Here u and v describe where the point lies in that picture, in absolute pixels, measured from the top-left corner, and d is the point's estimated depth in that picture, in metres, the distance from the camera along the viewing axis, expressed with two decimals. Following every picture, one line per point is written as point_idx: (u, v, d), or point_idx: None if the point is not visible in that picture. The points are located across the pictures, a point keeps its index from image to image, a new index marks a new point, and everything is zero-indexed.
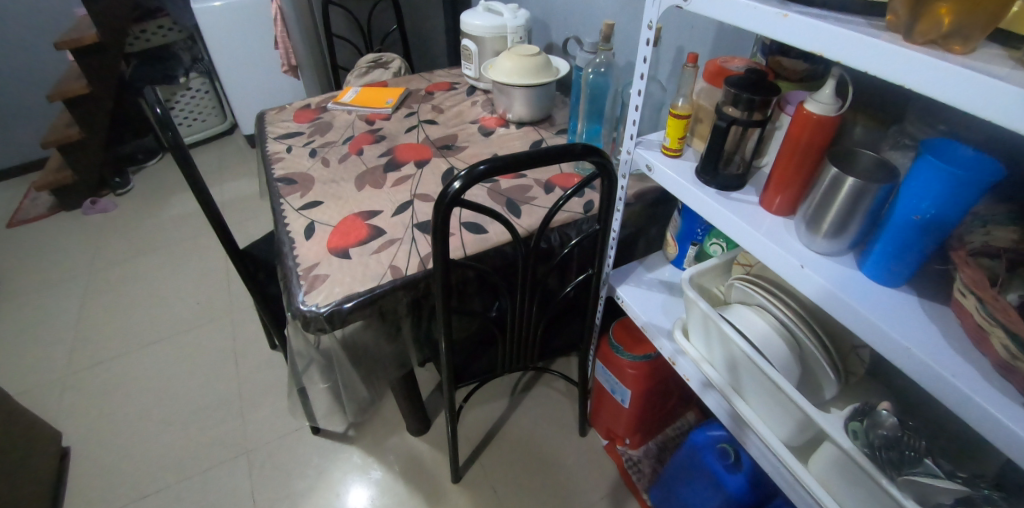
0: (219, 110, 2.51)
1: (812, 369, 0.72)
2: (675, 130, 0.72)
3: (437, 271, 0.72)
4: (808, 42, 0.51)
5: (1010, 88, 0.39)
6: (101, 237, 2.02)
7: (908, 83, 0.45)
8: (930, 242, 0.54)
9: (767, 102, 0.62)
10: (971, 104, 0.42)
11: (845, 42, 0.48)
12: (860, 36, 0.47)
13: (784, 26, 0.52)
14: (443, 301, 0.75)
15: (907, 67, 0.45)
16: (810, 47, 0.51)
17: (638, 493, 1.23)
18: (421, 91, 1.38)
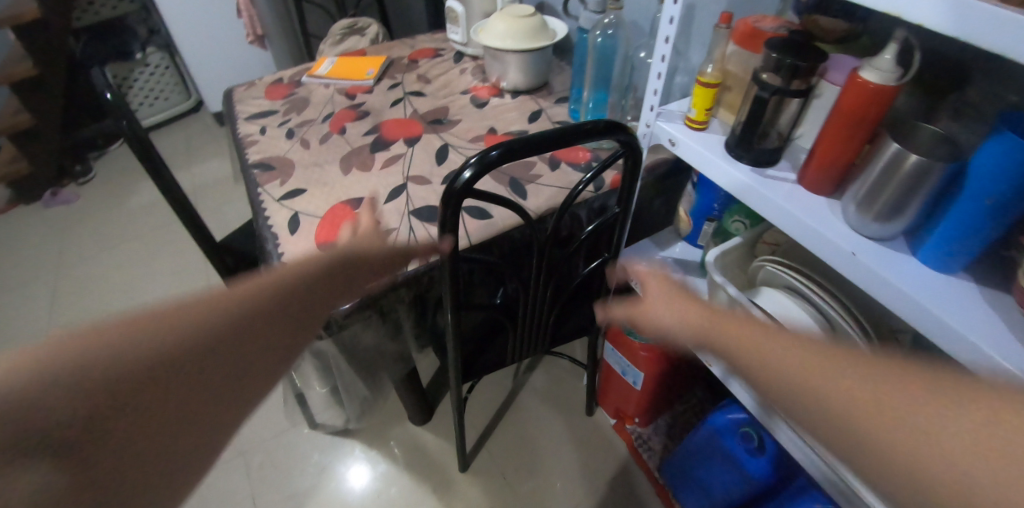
0: (182, 86, 2.33)
1: None
2: (702, 100, 0.66)
3: (444, 264, 0.64)
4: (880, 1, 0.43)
5: None
6: (66, 232, 1.88)
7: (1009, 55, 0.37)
8: (999, 225, 0.48)
9: (813, 70, 0.56)
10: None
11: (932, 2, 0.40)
12: None
13: None
14: (451, 298, 0.69)
15: (1003, 33, 0.37)
16: (884, 9, 0.43)
17: (650, 471, 1.20)
18: (404, 59, 1.26)
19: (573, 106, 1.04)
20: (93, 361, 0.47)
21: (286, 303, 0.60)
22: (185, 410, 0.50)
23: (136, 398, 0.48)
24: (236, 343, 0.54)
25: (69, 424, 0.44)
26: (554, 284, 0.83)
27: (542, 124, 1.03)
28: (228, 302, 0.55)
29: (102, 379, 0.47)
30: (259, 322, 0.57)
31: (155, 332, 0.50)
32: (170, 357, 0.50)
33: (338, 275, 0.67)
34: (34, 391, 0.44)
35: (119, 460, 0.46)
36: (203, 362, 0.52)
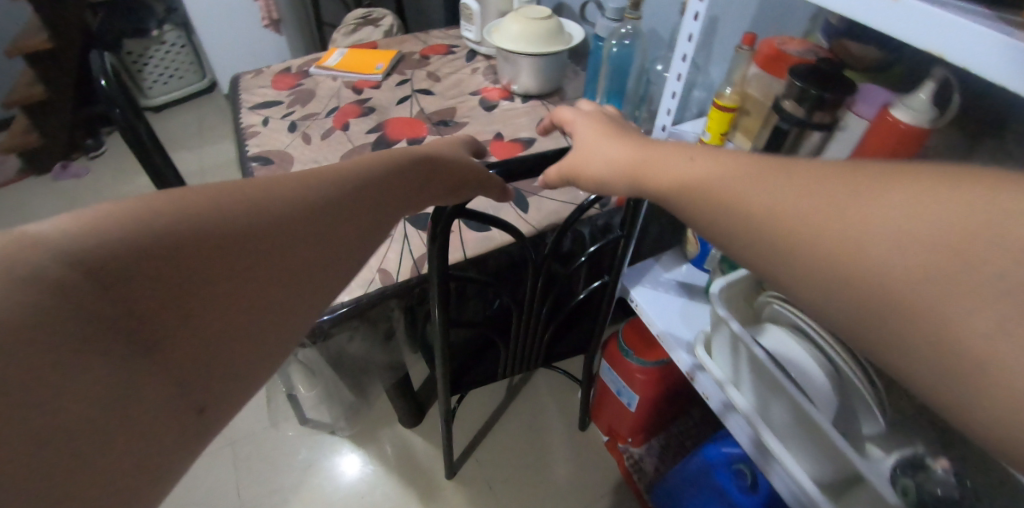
0: (198, 66, 2.32)
1: (851, 402, 0.63)
2: (718, 123, 0.65)
3: (433, 279, 0.61)
4: (918, 39, 0.37)
5: None
6: (73, 206, 1.89)
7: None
8: None
9: (839, 102, 0.52)
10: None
11: (981, 42, 0.34)
12: (1000, 38, 0.33)
13: (888, 14, 0.38)
14: (441, 314, 0.66)
15: None
16: (921, 44, 0.37)
17: (639, 493, 1.17)
18: (416, 54, 1.23)
19: None
20: (163, 212, 0.29)
21: (396, 190, 0.42)
22: (286, 304, 0.33)
23: (226, 279, 0.30)
24: (347, 220, 0.37)
25: (125, 304, 0.27)
26: (551, 302, 0.80)
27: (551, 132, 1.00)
28: (332, 173, 0.38)
29: (181, 236, 0.29)
30: (370, 201, 0.39)
31: (248, 191, 0.32)
32: (272, 227, 0.32)
33: (443, 169, 0.48)
34: (74, 248, 0.26)
35: (197, 370, 0.29)
36: (315, 242, 0.34)
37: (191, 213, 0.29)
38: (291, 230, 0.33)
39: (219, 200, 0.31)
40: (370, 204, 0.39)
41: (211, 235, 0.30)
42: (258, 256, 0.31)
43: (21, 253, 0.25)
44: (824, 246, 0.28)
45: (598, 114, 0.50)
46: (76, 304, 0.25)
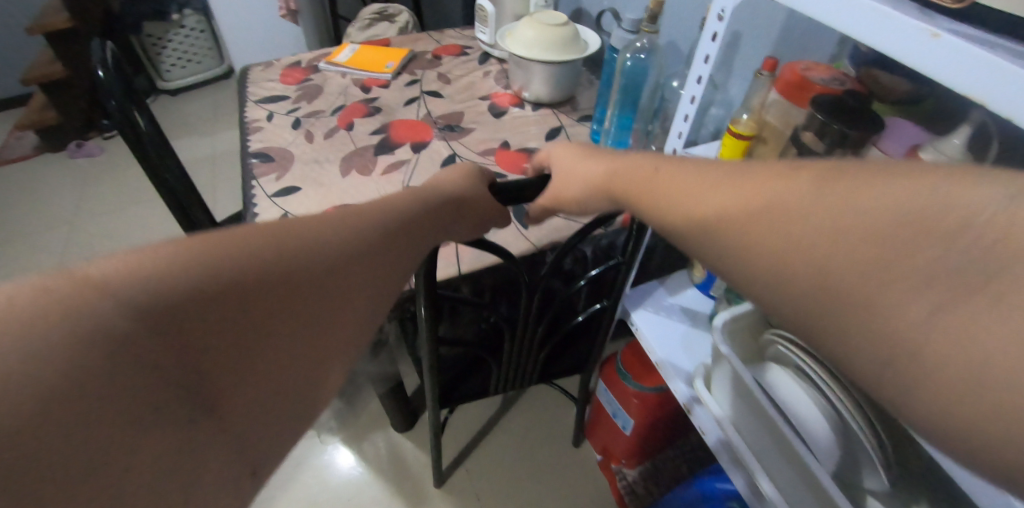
0: (216, 51, 2.32)
1: (855, 456, 0.59)
2: (732, 151, 0.61)
3: (421, 297, 0.59)
4: (961, 83, 0.33)
5: None
6: (86, 185, 1.90)
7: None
8: None
9: (864, 140, 0.48)
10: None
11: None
12: None
13: (928, 52, 0.34)
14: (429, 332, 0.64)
15: None
16: (965, 90, 0.33)
17: None
18: (428, 54, 1.20)
19: (596, 126, 0.97)
20: (223, 255, 0.30)
21: (421, 227, 0.44)
22: (321, 353, 0.34)
23: (273, 326, 0.31)
24: (379, 265, 0.38)
25: (185, 352, 0.28)
26: (547, 322, 0.78)
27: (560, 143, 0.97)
28: (364, 212, 0.39)
29: (234, 286, 0.30)
30: (395, 242, 0.40)
31: (293, 235, 0.34)
32: (312, 276, 0.34)
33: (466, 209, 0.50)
34: (131, 292, 0.27)
35: (250, 417, 0.31)
36: (347, 283, 0.36)
37: (244, 258, 0.31)
38: (328, 277, 0.34)
39: (269, 246, 0.32)
40: (399, 248, 0.40)
41: (263, 282, 0.31)
42: (301, 303, 0.33)
43: (79, 296, 0.27)
44: (774, 245, 0.31)
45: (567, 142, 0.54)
46: (142, 351, 0.27)
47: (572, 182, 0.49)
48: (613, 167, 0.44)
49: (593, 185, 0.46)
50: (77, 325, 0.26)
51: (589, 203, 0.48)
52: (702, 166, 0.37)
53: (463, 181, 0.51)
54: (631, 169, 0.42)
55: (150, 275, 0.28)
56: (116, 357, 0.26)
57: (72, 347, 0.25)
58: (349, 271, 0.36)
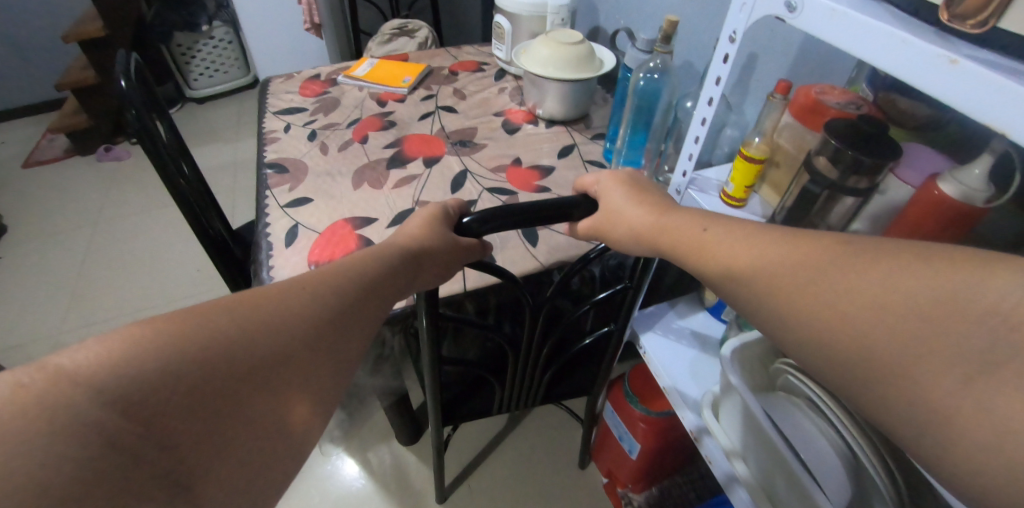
0: (242, 62, 2.39)
1: (868, 493, 0.57)
2: (743, 177, 0.58)
3: (422, 316, 0.59)
4: (982, 112, 0.32)
5: None
6: (111, 188, 1.95)
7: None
8: None
9: (881, 168, 0.46)
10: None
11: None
12: None
13: (947, 80, 0.33)
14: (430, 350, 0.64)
15: None
16: (986, 120, 0.32)
17: None
18: (444, 70, 1.22)
19: (608, 145, 0.97)
20: (185, 342, 0.33)
21: (384, 292, 0.46)
22: (291, 424, 0.36)
23: (242, 403, 0.34)
24: (341, 333, 0.41)
25: (161, 436, 0.30)
26: (550, 344, 0.77)
27: (573, 161, 0.96)
28: (325, 281, 0.42)
29: (202, 368, 0.33)
30: (360, 307, 0.43)
31: (252, 314, 0.37)
32: (273, 352, 0.36)
33: (439, 260, 0.51)
34: (99, 384, 0.30)
35: (227, 494, 0.32)
36: (306, 351, 0.38)
37: (205, 342, 0.34)
38: (292, 350, 0.37)
39: (229, 327, 0.35)
40: (359, 313, 0.43)
41: (226, 363, 0.34)
42: (266, 377, 0.35)
43: (46, 394, 0.29)
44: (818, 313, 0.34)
45: (621, 175, 0.52)
46: (121, 442, 0.29)
47: (613, 218, 0.50)
48: (662, 212, 0.46)
49: (635, 228, 0.48)
50: (53, 424, 0.28)
51: (629, 246, 0.50)
52: (749, 229, 0.40)
53: (431, 231, 0.51)
54: (681, 218, 0.45)
55: (122, 365, 0.31)
56: (98, 450, 0.29)
57: (56, 445, 0.28)
58: (311, 341, 0.38)
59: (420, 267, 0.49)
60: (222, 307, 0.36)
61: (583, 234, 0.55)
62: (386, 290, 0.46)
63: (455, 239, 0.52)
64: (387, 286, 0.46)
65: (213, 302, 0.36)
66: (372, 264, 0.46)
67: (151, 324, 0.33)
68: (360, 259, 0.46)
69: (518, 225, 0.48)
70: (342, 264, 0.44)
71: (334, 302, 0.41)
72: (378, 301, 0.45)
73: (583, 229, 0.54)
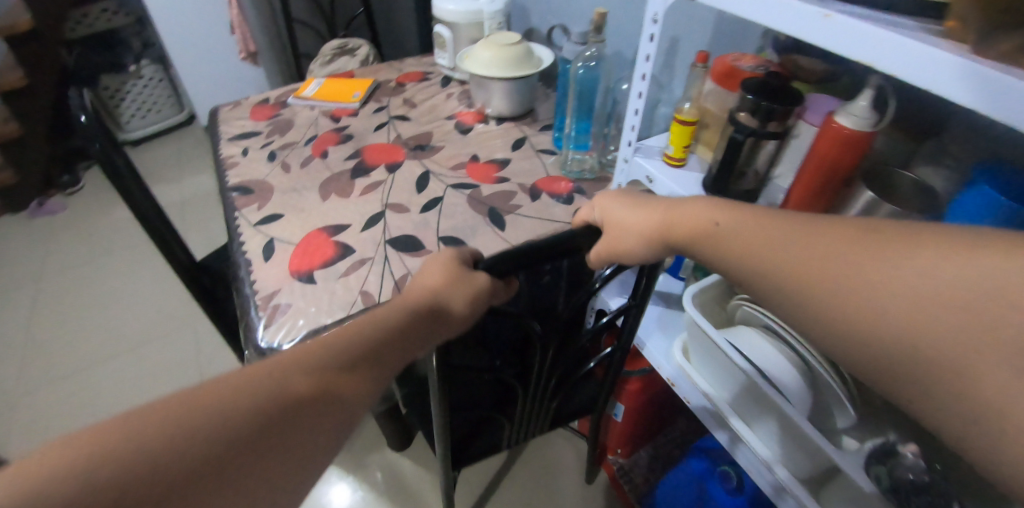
0: (176, 100, 2.33)
1: (824, 397, 0.65)
2: (680, 138, 0.65)
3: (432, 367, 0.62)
4: (853, 51, 0.41)
5: None
6: (49, 243, 1.87)
7: (995, 115, 0.34)
8: None
9: (788, 113, 0.55)
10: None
11: (910, 52, 0.37)
12: (919, 47, 0.37)
13: (825, 30, 0.42)
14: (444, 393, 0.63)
15: (989, 92, 0.34)
16: (858, 59, 0.41)
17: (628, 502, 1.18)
18: (391, 82, 1.26)
19: (557, 134, 1.05)
20: (108, 458, 0.31)
21: (366, 368, 0.42)
22: None
23: None
24: (310, 418, 0.38)
25: None
26: (558, 372, 0.80)
27: (526, 152, 1.03)
28: (290, 363, 0.39)
29: (118, 490, 0.31)
30: (331, 391, 0.40)
31: (197, 411, 0.35)
32: (215, 459, 0.34)
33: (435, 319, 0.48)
34: None
35: None
36: (250, 456, 0.35)
37: (127, 460, 0.31)
38: (252, 441, 0.35)
39: (161, 438, 0.33)
40: (347, 389, 0.41)
41: (153, 478, 0.32)
42: (199, 494, 0.33)
43: None
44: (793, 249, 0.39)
45: (625, 195, 0.53)
46: None
47: (621, 232, 0.51)
48: (665, 210, 0.47)
49: (648, 237, 0.49)
50: None
51: (647, 254, 0.50)
52: (759, 215, 0.41)
53: (431, 286, 0.49)
54: (688, 214, 0.45)
55: (38, 494, 0.29)
56: None
57: None
58: (272, 433, 0.36)
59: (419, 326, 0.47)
60: (175, 410, 0.35)
61: (598, 262, 0.55)
62: (376, 355, 0.43)
63: (467, 275, 0.50)
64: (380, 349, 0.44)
65: (158, 404, 0.35)
66: (358, 335, 0.43)
67: (79, 440, 0.31)
68: (349, 329, 0.44)
69: (531, 261, 0.50)
70: (320, 338, 0.42)
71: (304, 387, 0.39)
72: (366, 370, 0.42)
73: (596, 257, 0.54)
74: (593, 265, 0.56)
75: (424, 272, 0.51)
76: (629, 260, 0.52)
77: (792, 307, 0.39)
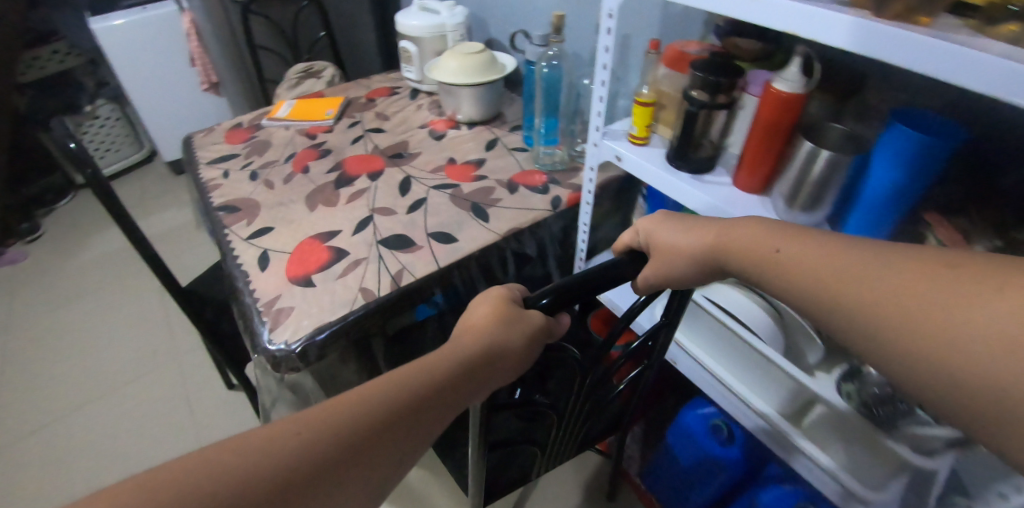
0: (135, 138, 2.30)
1: (795, 337, 0.74)
2: (642, 118, 0.72)
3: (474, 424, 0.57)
4: (782, 23, 0.52)
5: (993, 59, 0.40)
6: (13, 293, 1.81)
7: (889, 60, 0.46)
8: (910, 199, 0.53)
9: (732, 85, 0.63)
10: (940, 73, 0.44)
11: (824, 20, 0.49)
12: (830, 15, 0.48)
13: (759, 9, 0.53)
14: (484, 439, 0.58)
15: (886, 44, 0.45)
16: (787, 29, 0.52)
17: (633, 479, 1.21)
18: (362, 98, 1.31)
19: (527, 132, 1.11)
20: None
21: (401, 429, 0.42)
22: None
23: None
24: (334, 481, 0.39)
25: None
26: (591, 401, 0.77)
27: (499, 151, 1.09)
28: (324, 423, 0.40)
29: None
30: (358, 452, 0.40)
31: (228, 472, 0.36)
32: None
33: (475, 372, 0.47)
34: None
35: None
36: None
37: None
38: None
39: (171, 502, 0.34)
40: (376, 450, 0.41)
41: None
42: None
43: None
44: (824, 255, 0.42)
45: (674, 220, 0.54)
46: None
47: (667, 255, 0.53)
48: (713, 234, 0.50)
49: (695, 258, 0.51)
50: None
51: (691, 275, 0.52)
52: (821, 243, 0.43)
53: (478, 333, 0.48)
54: (735, 236, 0.48)
55: None
56: None
57: None
58: (302, 488, 0.38)
59: (464, 376, 0.46)
60: (220, 453, 0.37)
61: (644, 288, 0.57)
62: (418, 406, 0.43)
63: (518, 315, 0.49)
64: (422, 399, 0.43)
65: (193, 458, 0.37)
66: (398, 391, 0.43)
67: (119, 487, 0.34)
68: (390, 383, 0.43)
69: (584, 295, 0.50)
70: (359, 393, 0.42)
71: (342, 433, 0.40)
72: (405, 421, 0.42)
73: (643, 283, 0.56)
74: (639, 291, 0.58)
75: (473, 314, 0.50)
76: (675, 283, 0.55)
77: (762, 276, 0.45)
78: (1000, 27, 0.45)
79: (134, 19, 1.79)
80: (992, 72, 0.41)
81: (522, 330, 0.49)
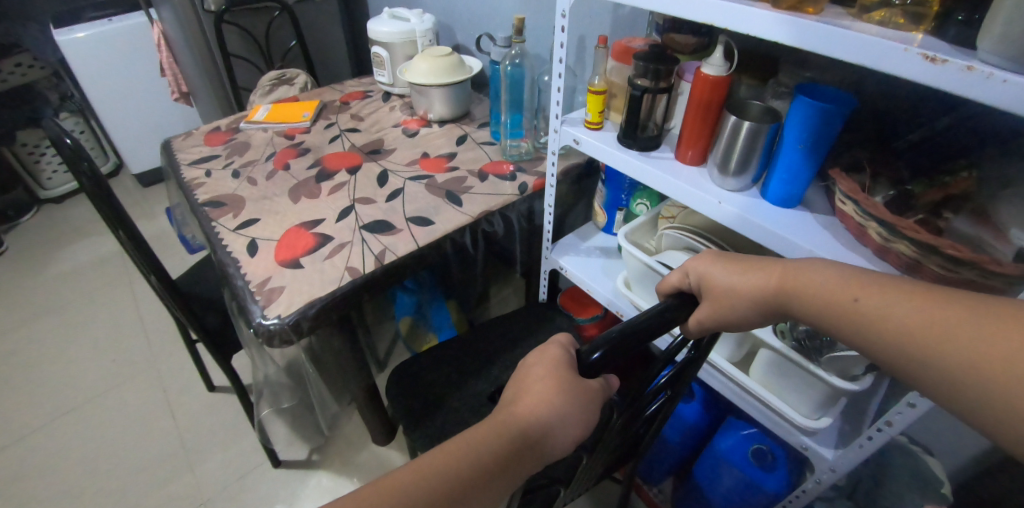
0: (101, 151, 2.29)
1: None
2: (595, 105, 0.82)
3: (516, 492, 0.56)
4: (702, 15, 0.63)
5: (858, 37, 0.52)
6: None
7: (784, 41, 0.57)
8: (816, 160, 0.64)
9: (669, 72, 0.74)
10: (870, 61, 0.52)
11: (734, 13, 0.60)
12: (738, 7, 0.59)
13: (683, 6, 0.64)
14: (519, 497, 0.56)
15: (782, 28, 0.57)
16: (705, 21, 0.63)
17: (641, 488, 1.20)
18: (336, 102, 1.37)
19: (494, 128, 1.20)
20: None
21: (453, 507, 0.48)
22: None
23: None
24: None
25: None
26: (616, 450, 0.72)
27: (469, 145, 1.18)
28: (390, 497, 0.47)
29: None
30: None
31: None
32: None
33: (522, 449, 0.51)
34: None
35: None
36: None
37: None
38: None
39: None
40: None
41: None
42: None
43: None
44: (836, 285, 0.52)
45: (733, 263, 0.58)
46: None
47: (729, 296, 0.56)
48: (779, 276, 0.54)
49: (756, 297, 0.55)
50: None
51: (753, 316, 0.55)
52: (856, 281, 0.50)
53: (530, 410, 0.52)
54: (804, 279, 0.52)
55: None
56: None
57: None
58: None
59: (507, 463, 0.51)
60: None
61: (697, 331, 0.59)
62: (462, 491, 0.48)
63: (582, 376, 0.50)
64: (465, 486, 0.49)
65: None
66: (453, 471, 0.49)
67: None
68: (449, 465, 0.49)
69: (639, 346, 0.47)
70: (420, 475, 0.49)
71: None
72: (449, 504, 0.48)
73: (697, 325, 0.58)
74: (690, 333, 0.60)
75: (527, 389, 0.53)
76: (732, 327, 0.57)
77: (779, 271, 0.54)
78: (871, 14, 0.56)
79: (100, 31, 1.81)
80: (869, 48, 0.51)
81: (569, 426, 0.52)
